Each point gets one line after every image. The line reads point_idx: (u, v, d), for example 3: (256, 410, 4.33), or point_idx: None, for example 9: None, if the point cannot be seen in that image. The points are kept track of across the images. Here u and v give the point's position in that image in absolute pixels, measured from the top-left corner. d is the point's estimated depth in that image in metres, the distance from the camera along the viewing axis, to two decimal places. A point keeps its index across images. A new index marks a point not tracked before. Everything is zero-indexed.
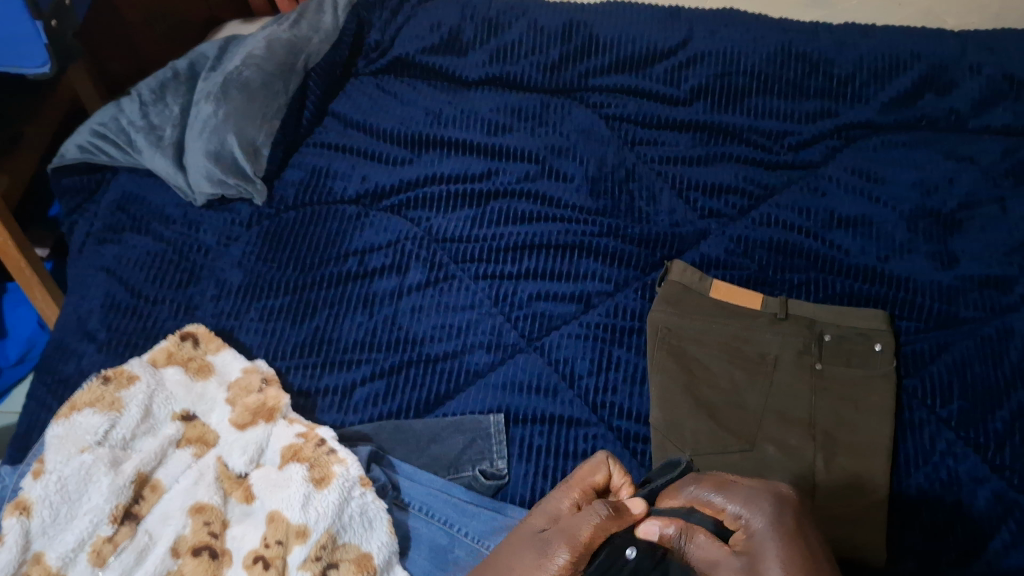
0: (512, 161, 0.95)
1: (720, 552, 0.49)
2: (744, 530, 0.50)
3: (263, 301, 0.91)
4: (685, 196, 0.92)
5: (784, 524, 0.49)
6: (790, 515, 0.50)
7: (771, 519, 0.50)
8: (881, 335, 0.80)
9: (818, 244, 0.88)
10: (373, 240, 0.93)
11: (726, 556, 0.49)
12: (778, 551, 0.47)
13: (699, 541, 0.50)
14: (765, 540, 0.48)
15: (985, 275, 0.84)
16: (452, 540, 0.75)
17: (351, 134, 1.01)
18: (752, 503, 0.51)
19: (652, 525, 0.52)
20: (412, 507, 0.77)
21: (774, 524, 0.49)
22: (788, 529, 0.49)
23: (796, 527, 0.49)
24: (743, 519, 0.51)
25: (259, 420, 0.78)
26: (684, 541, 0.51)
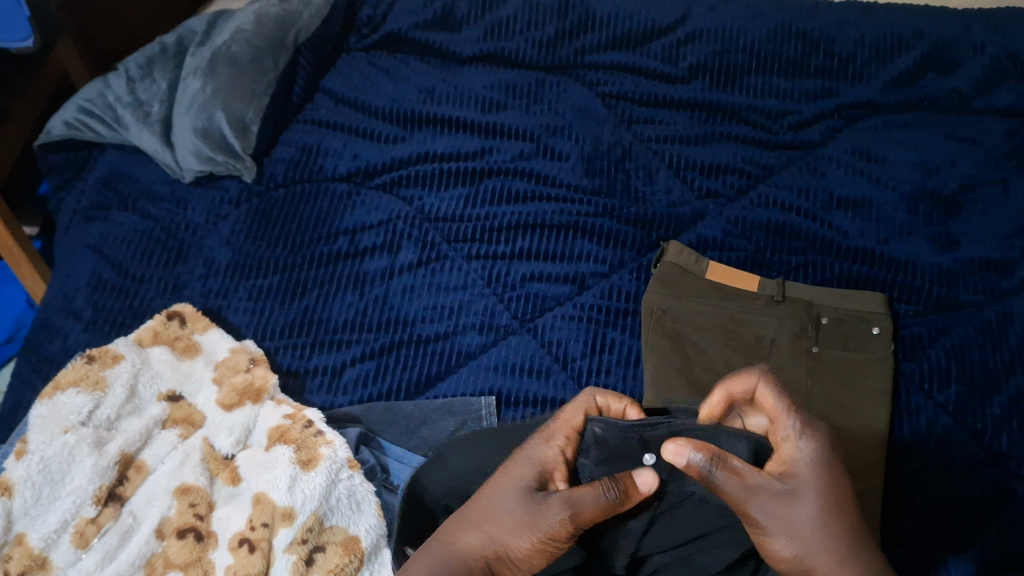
0: (506, 139, 0.93)
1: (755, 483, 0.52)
2: (789, 452, 0.54)
3: (252, 280, 0.90)
4: (682, 175, 0.90)
5: (830, 457, 0.54)
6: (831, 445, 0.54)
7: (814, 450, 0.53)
8: (880, 319, 0.79)
9: (817, 225, 0.87)
10: (364, 219, 0.91)
11: (765, 489, 0.52)
12: (815, 507, 0.52)
13: (734, 468, 0.53)
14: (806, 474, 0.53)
15: (985, 259, 0.83)
16: None
17: (342, 111, 0.99)
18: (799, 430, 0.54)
19: (681, 447, 0.54)
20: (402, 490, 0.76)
21: (815, 457, 0.53)
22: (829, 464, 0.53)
23: (838, 461, 0.54)
24: (790, 443, 0.54)
25: (246, 401, 0.77)
26: (722, 467, 0.53)
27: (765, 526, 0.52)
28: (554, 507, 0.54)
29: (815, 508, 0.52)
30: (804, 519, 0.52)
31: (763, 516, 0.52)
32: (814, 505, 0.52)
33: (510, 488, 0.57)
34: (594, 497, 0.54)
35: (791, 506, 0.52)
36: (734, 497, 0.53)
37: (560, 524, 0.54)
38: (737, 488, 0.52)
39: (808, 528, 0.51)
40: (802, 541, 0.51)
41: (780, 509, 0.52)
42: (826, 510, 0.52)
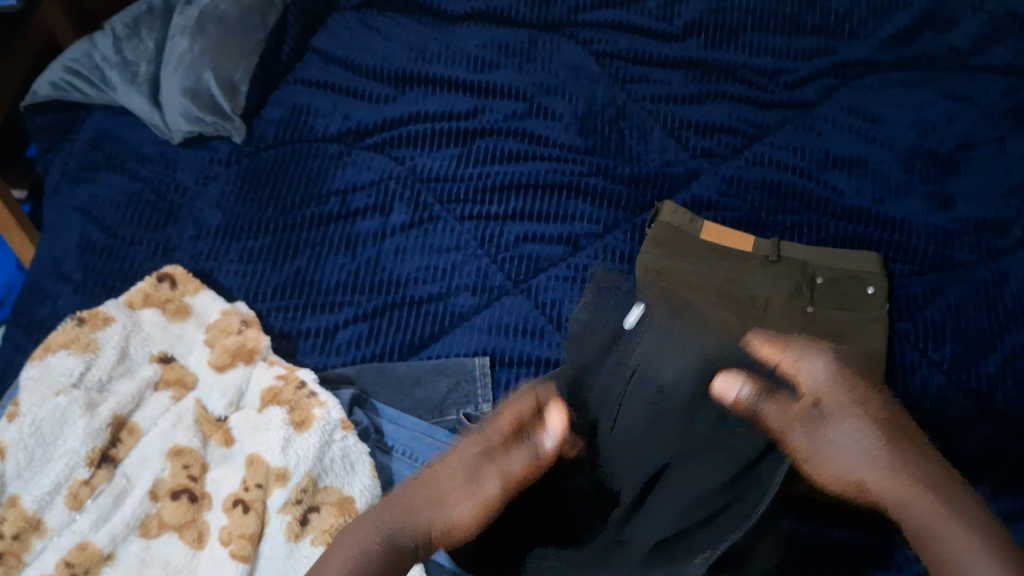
0: (499, 98, 0.92)
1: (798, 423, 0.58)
2: (801, 378, 0.60)
3: (243, 242, 0.89)
4: (676, 135, 0.90)
5: (839, 369, 0.60)
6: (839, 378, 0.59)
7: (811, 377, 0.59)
8: (875, 278, 0.79)
9: (813, 184, 0.86)
10: (355, 180, 0.90)
11: (795, 420, 0.58)
12: (848, 426, 0.56)
13: (775, 402, 0.60)
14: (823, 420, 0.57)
15: (981, 218, 0.83)
16: None
17: (332, 70, 0.98)
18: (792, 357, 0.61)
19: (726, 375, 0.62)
20: (396, 452, 0.76)
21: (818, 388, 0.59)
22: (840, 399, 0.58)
23: (850, 375, 0.60)
24: (799, 368, 0.60)
25: (239, 362, 0.76)
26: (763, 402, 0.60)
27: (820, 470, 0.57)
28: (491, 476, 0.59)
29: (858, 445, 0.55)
30: (857, 461, 0.55)
31: (800, 442, 0.57)
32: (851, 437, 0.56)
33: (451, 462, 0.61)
34: (522, 458, 0.60)
35: (822, 429, 0.57)
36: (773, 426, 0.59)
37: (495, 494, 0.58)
38: (780, 417, 0.59)
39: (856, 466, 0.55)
40: (849, 451, 0.56)
41: (814, 432, 0.57)
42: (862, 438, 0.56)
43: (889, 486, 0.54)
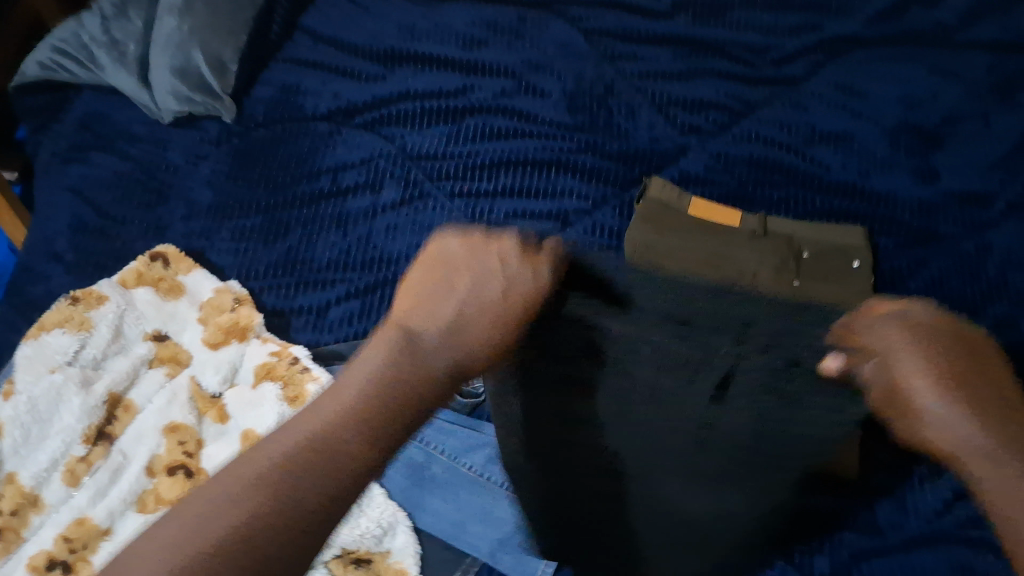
0: (487, 76, 0.93)
1: (940, 402, 0.52)
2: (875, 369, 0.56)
3: (234, 220, 0.89)
4: (664, 111, 0.90)
5: (919, 339, 0.55)
6: (945, 335, 0.55)
7: (894, 343, 0.56)
8: (860, 252, 0.80)
9: (799, 159, 0.87)
10: (345, 158, 0.91)
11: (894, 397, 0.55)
12: (923, 384, 0.53)
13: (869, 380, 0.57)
14: (924, 390, 0.53)
15: (965, 191, 0.84)
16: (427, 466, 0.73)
17: (321, 49, 0.98)
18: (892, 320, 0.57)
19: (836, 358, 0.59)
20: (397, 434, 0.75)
21: (929, 362, 0.54)
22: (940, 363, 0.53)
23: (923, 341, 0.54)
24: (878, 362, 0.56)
25: (232, 340, 0.77)
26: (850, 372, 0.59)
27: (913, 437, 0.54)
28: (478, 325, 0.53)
29: (939, 401, 0.53)
30: (949, 417, 0.51)
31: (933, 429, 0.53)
32: (930, 395, 0.53)
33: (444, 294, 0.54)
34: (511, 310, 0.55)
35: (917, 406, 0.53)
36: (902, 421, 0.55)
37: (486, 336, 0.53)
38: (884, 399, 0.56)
39: (946, 429, 0.52)
40: (941, 426, 0.52)
41: (911, 422, 0.54)
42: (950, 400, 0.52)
43: (959, 440, 0.51)
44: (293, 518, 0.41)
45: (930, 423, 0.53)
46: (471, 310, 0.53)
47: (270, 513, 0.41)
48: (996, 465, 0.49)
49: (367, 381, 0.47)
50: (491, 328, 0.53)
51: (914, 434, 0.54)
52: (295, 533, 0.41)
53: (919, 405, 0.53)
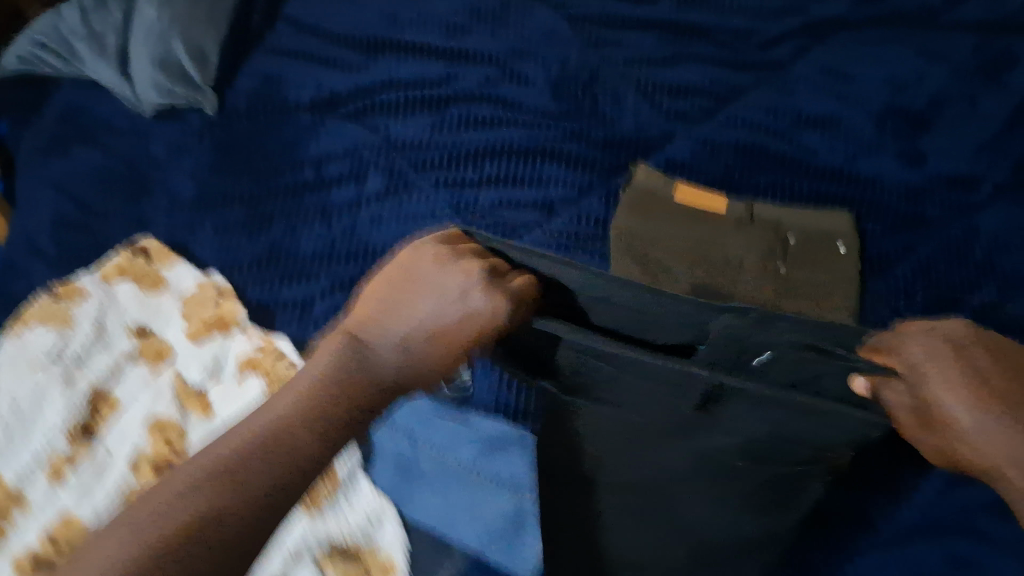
0: (471, 64, 0.92)
1: (902, 411, 0.53)
2: (905, 368, 0.52)
3: (218, 214, 0.89)
4: (649, 98, 0.90)
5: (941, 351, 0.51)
6: (952, 345, 0.51)
7: (926, 360, 0.51)
8: (845, 236, 0.80)
9: (786, 144, 0.87)
10: (329, 148, 0.90)
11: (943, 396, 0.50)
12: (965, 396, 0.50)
13: (895, 390, 0.52)
14: (954, 397, 0.50)
15: (953, 173, 0.84)
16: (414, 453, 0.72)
17: (304, 38, 0.97)
18: (918, 347, 0.52)
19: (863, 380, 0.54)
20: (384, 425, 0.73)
21: (949, 378, 0.50)
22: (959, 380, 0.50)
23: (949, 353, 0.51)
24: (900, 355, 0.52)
25: (215, 333, 0.77)
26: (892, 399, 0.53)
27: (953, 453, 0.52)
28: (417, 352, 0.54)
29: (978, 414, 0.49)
30: (963, 416, 0.50)
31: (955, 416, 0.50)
32: (959, 399, 0.50)
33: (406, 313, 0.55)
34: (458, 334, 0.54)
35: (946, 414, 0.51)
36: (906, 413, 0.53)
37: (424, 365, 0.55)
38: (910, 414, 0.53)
39: (976, 432, 0.50)
40: (980, 424, 0.50)
41: (979, 428, 0.50)
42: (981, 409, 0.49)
43: (1004, 450, 0.49)
44: (242, 493, 0.45)
45: (970, 432, 0.50)
46: (415, 338, 0.54)
47: (216, 506, 0.45)
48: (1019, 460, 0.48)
49: (313, 379, 0.52)
50: (434, 352, 0.54)
51: (925, 440, 0.53)
52: (250, 520, 0.45)
53: (914, 408, 0.52)
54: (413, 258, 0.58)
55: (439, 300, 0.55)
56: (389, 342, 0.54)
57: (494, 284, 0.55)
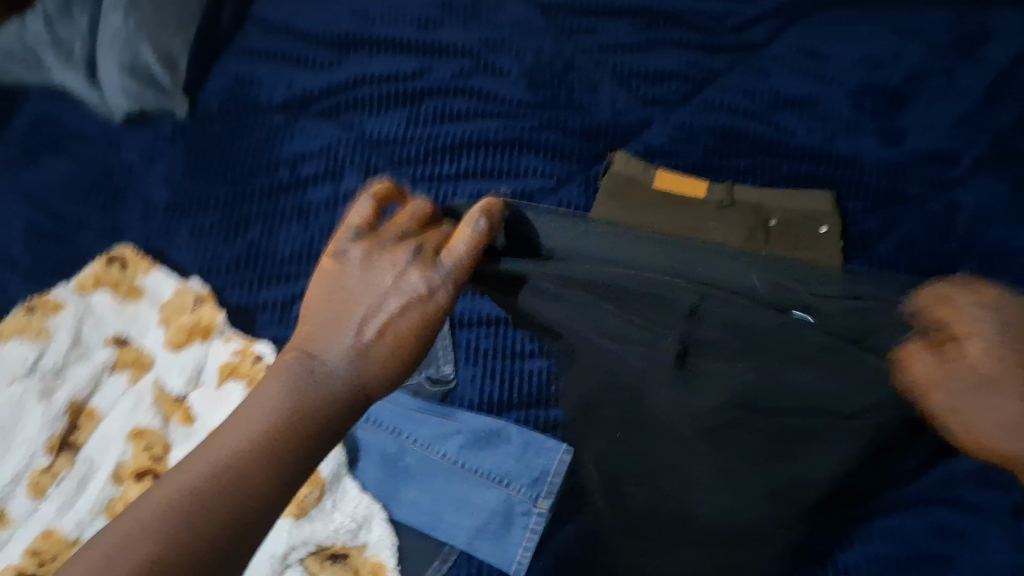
0: (444, 57, 0.91)
1: (935, 398, 0.55)
2: (972, 343, 0.53)
3: (193, 218, 0.88)
4: (625, 85, 0.89)
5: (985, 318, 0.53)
6: (1014, 311, 0.53)
7: (992, 344, 0.52)
8: (827, 217, 0.80)
9: (764, 126, 0.86)
10: (304, 148, 0.89)
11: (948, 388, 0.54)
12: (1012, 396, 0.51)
13: (924, 362, 0.55)
14: (1000, 368, 0.51)
15: (931, 149, 0.83)
16: (401, 448, 0.74)
17: (273, 38, 0.96)
18: (991, 331, 0.53)
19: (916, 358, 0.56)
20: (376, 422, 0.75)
21: (962, 369, 0.53)
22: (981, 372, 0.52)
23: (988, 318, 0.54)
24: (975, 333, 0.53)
25: (195, 340, 0.76)
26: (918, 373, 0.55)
27: (990, 430, 0.52)
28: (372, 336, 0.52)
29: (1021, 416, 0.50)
30: (1014, 403, 0.51)
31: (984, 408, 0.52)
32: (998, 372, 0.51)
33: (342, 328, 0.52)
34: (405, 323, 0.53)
35: (988, 392, 0.52)
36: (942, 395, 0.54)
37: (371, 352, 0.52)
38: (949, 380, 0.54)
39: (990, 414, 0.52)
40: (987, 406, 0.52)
41: (982, 399, 0.52)
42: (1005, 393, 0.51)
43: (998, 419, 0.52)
44: (231, 500, 0.44)
45: (987, 416, 0.52)
46: (372, 330, 0.52)
47: (183, 529, 0.43)
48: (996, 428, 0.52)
49: (267, 407, 0.48)
50: (387, 347, 0.52)
51: (973, 421, 0.53)
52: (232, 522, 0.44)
53: (956, 372, 0.53)
54: (341, 266, 0.55)
55: (381, 291, 0.54)
56: (338, 354, 0.51)
57: (432, 264, 0.55)
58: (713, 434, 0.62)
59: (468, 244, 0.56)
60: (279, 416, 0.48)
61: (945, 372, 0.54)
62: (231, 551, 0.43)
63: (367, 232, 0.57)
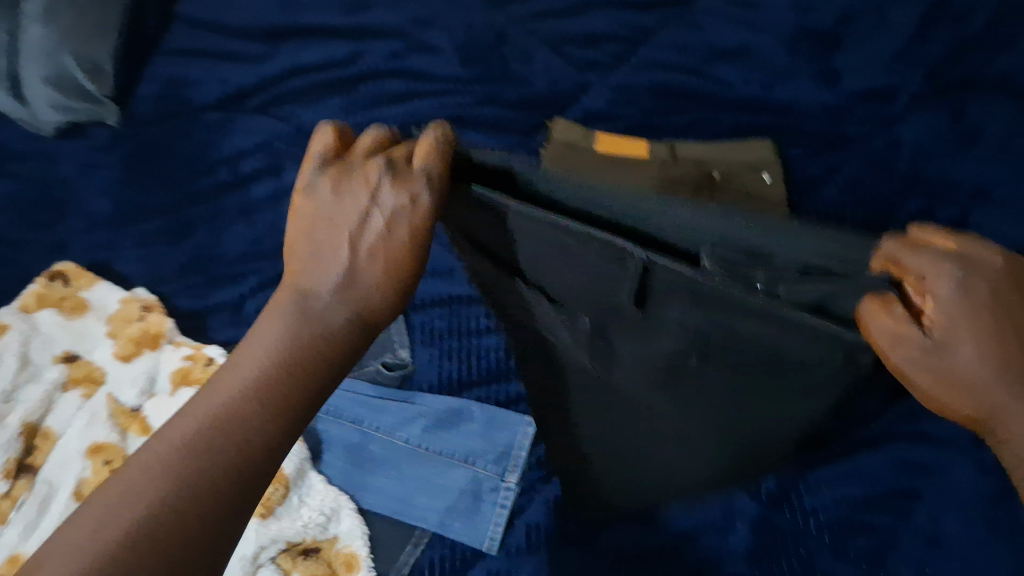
0: (373, 39, 0.90)
1: (913, 341, 0.45)
2: (931, 302, 0.45)
3: (138, 227, 0.86)
4: (559, 50, 0.88)
5: (979, 291, 0.44)
6: (991, 284, 0.44)
7: (956, 305, 0.44)
8: (769, 165, 0.80)
9: (701, 80, 0.86)
10: (243, 144, 0.88)
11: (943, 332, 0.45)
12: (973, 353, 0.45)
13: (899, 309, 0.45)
14: (958, 323, 0.45)
15: (868, 88, 0.83)
16: (366, 437, 0.74)
17: (200, 35, 0.94)
18: (952, 280, 0.44)
19: (874, 301, 0.46)
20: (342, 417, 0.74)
21: (960, 315, 0.44)
22: (976, 317, 0.44)
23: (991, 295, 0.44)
24: (933, 289, 0.44)
25: (145, 349, 0.76)
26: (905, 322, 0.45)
27: (922, 374, 0.46)
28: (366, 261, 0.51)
29: (991, 377, 0.45)
30: (975, 360, 0.45)
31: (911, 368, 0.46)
32: (979, 355, 0.45)
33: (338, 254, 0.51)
34: (401, 226, 0.50)
35: (945, 352, 0.45)
36: (884, 342, 0.46)
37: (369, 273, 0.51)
38: (891, 339, 0.46)
39: (970, 373, 0.46)
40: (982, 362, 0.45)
41: (925, 362, 0.46)
42: (981, 355, 0.45)
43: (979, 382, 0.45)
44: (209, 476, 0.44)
45: (965, 371, 0.46)
46: (370, 241, 0.51)
47: (179, 475, 0.44)
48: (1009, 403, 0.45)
49: (277, 341, 0.49)
50: (377, 275, 0.51)
51: (918, 374, 0.46)
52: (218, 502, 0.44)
53: (938, 340, 0.45)
54: (313, 203, 0.52)
55: (360, 211, 0.51)
56: (337, 287, 0.51)
57: (404, 176, 0.50)
58: (668, 386, 0.59)
59: (437, 135, 0.50)
60: (294, 339, 0.49)
61: (941, 333, 0.45)
62: (242, 499, 0.45)
63: (334, 160, 0.53)
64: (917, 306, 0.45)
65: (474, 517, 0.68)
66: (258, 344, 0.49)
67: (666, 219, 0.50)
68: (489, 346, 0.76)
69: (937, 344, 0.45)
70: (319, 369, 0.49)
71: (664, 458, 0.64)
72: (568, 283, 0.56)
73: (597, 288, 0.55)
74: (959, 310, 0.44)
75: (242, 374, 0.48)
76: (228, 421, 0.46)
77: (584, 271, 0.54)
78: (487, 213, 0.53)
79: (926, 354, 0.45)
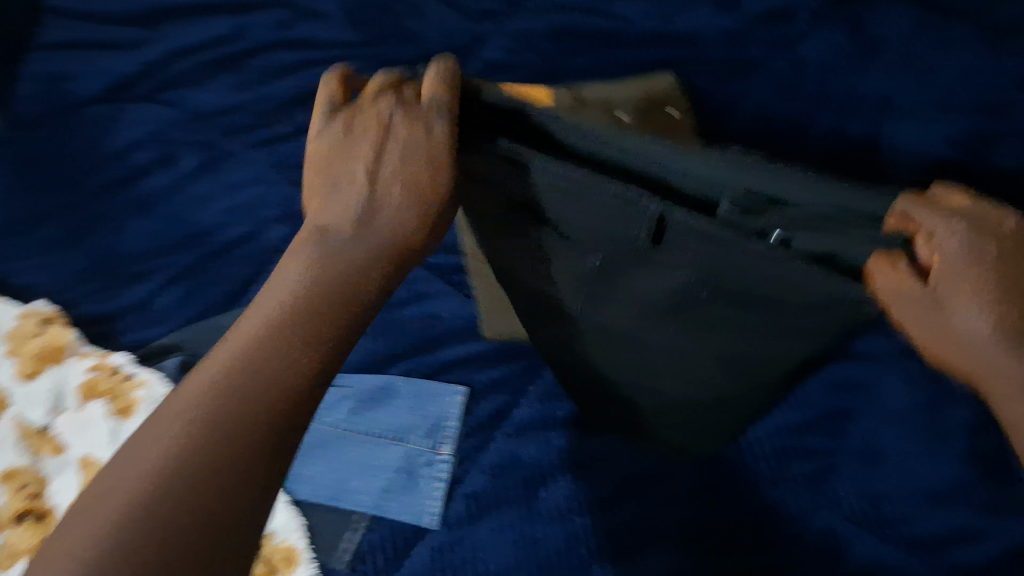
0: (258, 10, 0.86)
1: (918, 288, 0.42)
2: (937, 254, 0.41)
3: (27, 235, 0.81)
4: (452, 4, 0.85)
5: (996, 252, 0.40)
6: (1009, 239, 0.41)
7: (967, 260, 0.40)
8: (675, 99, 0.78)
9: (601, 19, 0.83)
10: (132, 136, 0.84)
11: (946, 282, 0.41)
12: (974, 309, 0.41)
13: (943, 239, 0.41)
14: (956, 278, 0.41)
15: (768, 9, 0.81)
16: None
17: (71, 24, 0.87)
18: (959, 239, 0.41)
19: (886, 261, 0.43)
20: None
21: (964, 276, 0.41)
22: (988, 278, 0.40)
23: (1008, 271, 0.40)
24: (941, 242, 0.41)
25: (48, 365, 0.75)
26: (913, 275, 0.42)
27: (952, 332, 0.42)
28: (386, 190, 0.48)
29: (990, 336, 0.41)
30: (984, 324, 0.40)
31: (909, 319, 0.43)
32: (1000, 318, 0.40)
33: (359, 188, 0.49)
34: (433, 177, 0.48)
35: (933, 308, 0.42)
36: (886, 289, 0.43)
37: (383, 225, 0.48)
38: (892, 291, 0.43)
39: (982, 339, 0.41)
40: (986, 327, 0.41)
41: (924, 317, 0.42)
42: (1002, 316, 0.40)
43: (986, 364, 0.41)
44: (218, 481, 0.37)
45: (967, 334, 0.41)
46: (391, 181, 0.48)
47: (190, 484, 0.37)
48: (1006, 390, 0.41)
49: (290, 296, 0.45)
50: (400, 195, 0.48)
51: (921, 332, 0.43)
52: (160, 507, 0.36)
53: (962, 297, 0.41)
54: (321, 148, 0.51)
55: (352, 163, 0.49)
56: (349, 232, 0.48)
57: (416, 108, 0.49)
58: (670, 318, 0.54)
59: (437, 71, 0.49)
60: (309, 290, 0.45)
61: (947, 291, 0.41)
62: (267, 490, 0.39)
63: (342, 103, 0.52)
64: (928, 256, 0.42)
65: (413, 498, 0.67)
66: (235, 341, 0.43)
67: (635, 163, 0.49)
68: (413, 315, 0.76)
69: (946, 306, 0.41)
70: (334, 338, 0.44)
71: (667, 392, 0.62)
72: (573, 220, 0.51)
73: (615, 228, 0.50)
74: (976, 272, 0.40)
75: (227, 352, 0.42)
76: (226, 393, 0.40)
77: (610, 218, 0.49)
78: (511, 166, 0.50)
79: (948, 311, 0.41)
